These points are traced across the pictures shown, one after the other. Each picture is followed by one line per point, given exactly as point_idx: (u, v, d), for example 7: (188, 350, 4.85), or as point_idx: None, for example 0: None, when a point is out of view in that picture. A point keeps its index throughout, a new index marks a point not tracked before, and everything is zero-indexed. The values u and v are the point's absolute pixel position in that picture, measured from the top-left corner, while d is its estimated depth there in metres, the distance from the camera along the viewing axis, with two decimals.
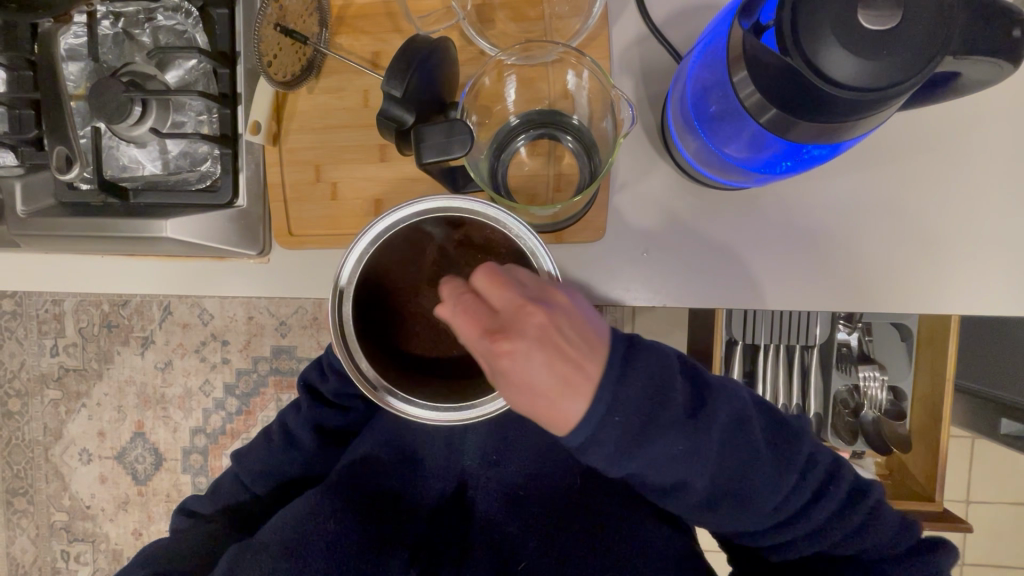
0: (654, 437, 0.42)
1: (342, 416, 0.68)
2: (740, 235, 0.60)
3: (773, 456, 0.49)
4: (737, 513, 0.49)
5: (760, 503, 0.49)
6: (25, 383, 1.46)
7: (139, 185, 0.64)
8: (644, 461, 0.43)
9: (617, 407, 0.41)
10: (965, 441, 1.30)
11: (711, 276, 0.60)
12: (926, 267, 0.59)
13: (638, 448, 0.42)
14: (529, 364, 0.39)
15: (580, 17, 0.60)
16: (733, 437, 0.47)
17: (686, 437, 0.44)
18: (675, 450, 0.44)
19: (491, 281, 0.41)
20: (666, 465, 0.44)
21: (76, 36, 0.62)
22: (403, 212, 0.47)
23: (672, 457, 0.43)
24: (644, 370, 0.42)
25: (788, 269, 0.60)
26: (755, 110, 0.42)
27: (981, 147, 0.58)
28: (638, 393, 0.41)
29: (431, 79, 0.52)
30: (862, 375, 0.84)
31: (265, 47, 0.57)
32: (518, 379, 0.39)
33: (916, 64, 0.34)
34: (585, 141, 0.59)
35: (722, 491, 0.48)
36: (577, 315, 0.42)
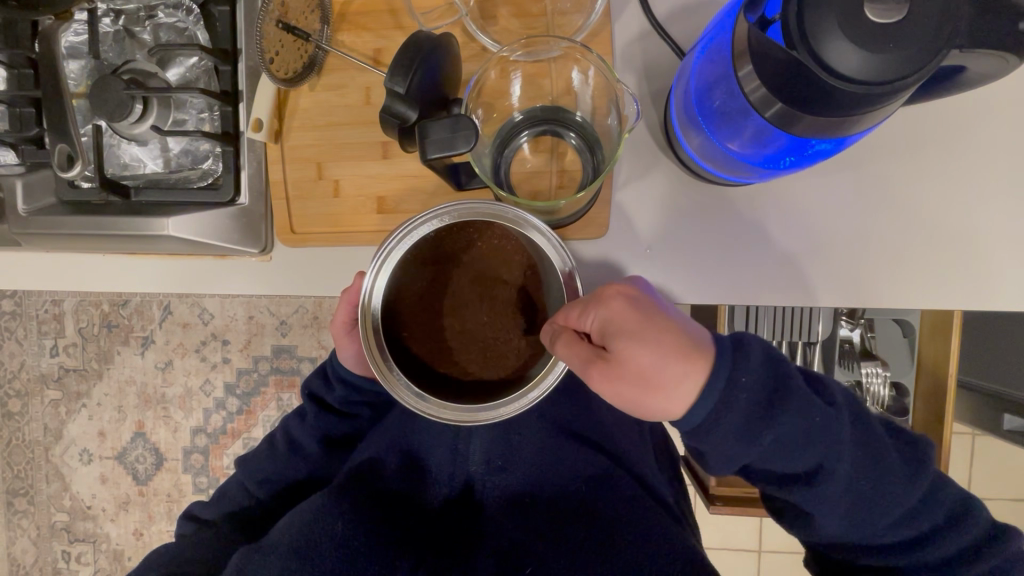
0: (782, 416, 0.44)
1: (347, 425, 0.68)
2: (772, 235, 0.60)
3: (901, 462, 0.49)
4: (853, 517, 0.49)
5: (894, 502, 0.49)
6: (25, 384, 1.46)
7: (140, 183, 0.63)
8: (825, 481, 0.47)
9: (738, 390, 0.43)
10: (966, 438, 1.31)
11: (722, 269, 0.60)
12: (940, 258, 0.59)
13: (769, 426, 0.44)
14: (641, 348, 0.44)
15: (581, 14, 0.60)
16: (862, 431, 0.49)
17: (817, 413, 0.45)
18: (809, 430, 0.45)
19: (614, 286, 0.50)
20: (791, 449, 0.45)
21: (77, 34, 0.62)
22: (429, 218, 0.47)
23: (799, 437, 0.45)
24: (761, 357, 0.45)
25: (797, 262, 0.59)
26: (760, 105, 0.42)
27: (985, 141, 0.58)
28: (753, 382, 0.44)
29: (434, 75, 0.52)
30: (864, 371, 0.85)
31: (267, 44, 0.57)
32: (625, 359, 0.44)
33: (922, 58, 0.34)
34: (588, 137, 0.58)
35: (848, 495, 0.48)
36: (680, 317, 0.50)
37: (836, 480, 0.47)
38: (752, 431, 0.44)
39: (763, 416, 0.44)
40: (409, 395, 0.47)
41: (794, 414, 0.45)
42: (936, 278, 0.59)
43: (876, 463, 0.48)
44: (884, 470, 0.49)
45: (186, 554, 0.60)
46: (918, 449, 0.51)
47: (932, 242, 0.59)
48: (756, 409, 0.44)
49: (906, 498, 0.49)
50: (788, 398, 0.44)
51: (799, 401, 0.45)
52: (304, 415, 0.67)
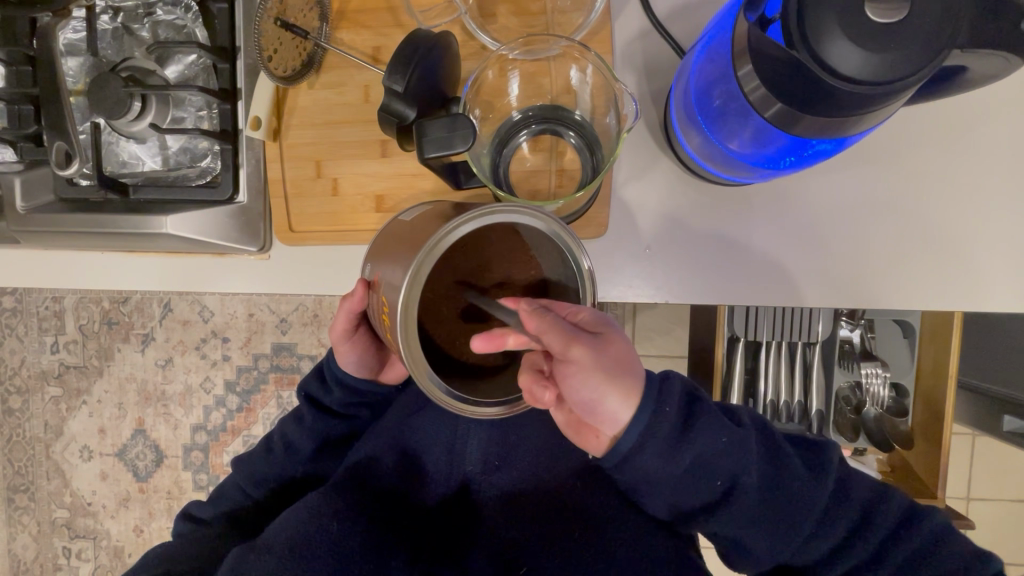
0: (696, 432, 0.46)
1: (344, 423, 0.68)
2: (749, 237, 0.59)
3: (815, 478, 0.50)
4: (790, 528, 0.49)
5: (810, 520, 0.49)
6: (26, 381, 1.46)
7: (138, 181, 0.63)
8: (740, 500, 0.47)
9: (662, 419, 0.44)
10: (967, 439, 1.30)
11: (715, 270, 0.60)
12: (925, 260, 0.59)
13: (684, 444, 0.45)
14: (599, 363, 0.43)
15: (582, 12, 0.60)
16: (773, 453, 0.50)
17: (731, 430, 0.47)
18: (722, 448, 0.46)
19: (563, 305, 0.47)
20: (703, 469, 0.46)
21: (75, 31, 0.61)
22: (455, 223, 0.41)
23: (712, 456, 0.46)
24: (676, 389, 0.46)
25: (789, 262, 0.59)
26: (760, 104, 0.41)
27: (985, 142, 0.57)
28: (671, 405, 0.45)
29: (433, 73, 0.52)
30: (863, 372, 0.85)
31: (265, 41, 0.57)
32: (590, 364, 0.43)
33: (923, 59, 0.34)
34: (587, 137, 0.58)
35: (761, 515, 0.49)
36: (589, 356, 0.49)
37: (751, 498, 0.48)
38: (667, 449, 0.45)
39: (677, 434, 0.45)
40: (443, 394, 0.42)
41: (707, 429, 0.46)
42: (915, 279, 0.59)
43: (788, 481, 0.49)
44: (800, 487, 0.49)
45: (184, 553, 0.60)
46: (830, 466, 0.51)
47: (929, 245, 0.58)
48: (674, 428, 0.45)
49: (820, 515, 0.49)
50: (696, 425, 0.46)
51: (712, 426, 0.46)
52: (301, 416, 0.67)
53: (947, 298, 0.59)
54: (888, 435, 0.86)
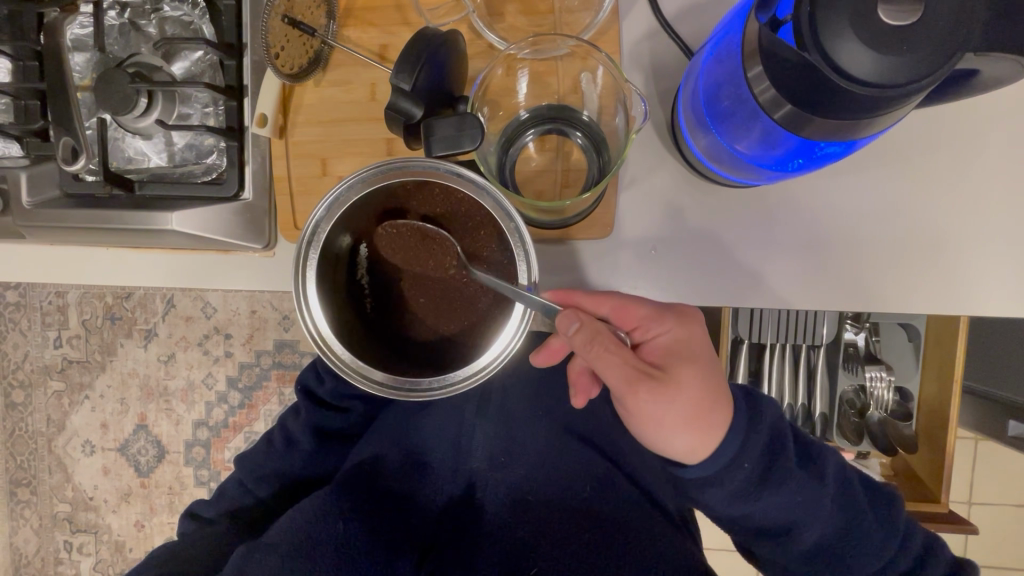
0: (769, 485, 0.49)
1: (343, 416, 0.68)
2: (753, 243, 0.59)
3: (877, 523, 0.53)
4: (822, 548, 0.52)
5: (866, 566, 0.52)
6: (28, 375, 1.46)
7: (144, 177, 0.63)
8: (798, 537, 0.51)
9: (738, 467, 0.48)
10: (969, 443, 1.30)
11: (720, 272, 0.60)
12: (935, 266, 0.58)
13: (755, 493, 0.49)
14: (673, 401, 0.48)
15: (589, 11, 0.60)
16: (843, 499, 0.52)
17: (805, 485, 0.50)
18: (795, 496, 0.49)
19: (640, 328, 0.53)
20: (782, 513, 0.49)
21: (82, 27, 0.61)
22: (351, 181, 0.47)
23: (782, 504, 0.49)
24: (769, 428, 0.50)
25: (790, 265, 0.59)
26: (770, 106, 0.41)
27: (994, 147, 0.57)
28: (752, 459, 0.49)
29: (440, 72, 0.52)
30: (869, 376, 0.84)
31: (272, 39, 0.57)
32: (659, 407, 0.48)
33: (937, 61, 0.33)
34: (594, 137, 0.58)
35: (822, 558, 0.52)
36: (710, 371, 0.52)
37: (811, 535, 0.51)
38: (736, 497, 0.49)
39: (754, 483, 0.49)
40: (342, 357, 0.49)
41: (783, 482, 0.49)
42: (923, 284, 0.59)
43: (848, 527, 0.52)
44: (860, 532, 0.52)
45: (185, 549, 0.60)
46: (890, 510, 0.54)
47: (938, 252, 0.58)
48: (748, 480, 0.49)
49: (875, 559, 0.52)
50: (779, 472, 0.49)
51: (787, 478, 0.49)
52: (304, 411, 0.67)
53: (958, 305, 0.58)
54: (894, 440, 0.84)
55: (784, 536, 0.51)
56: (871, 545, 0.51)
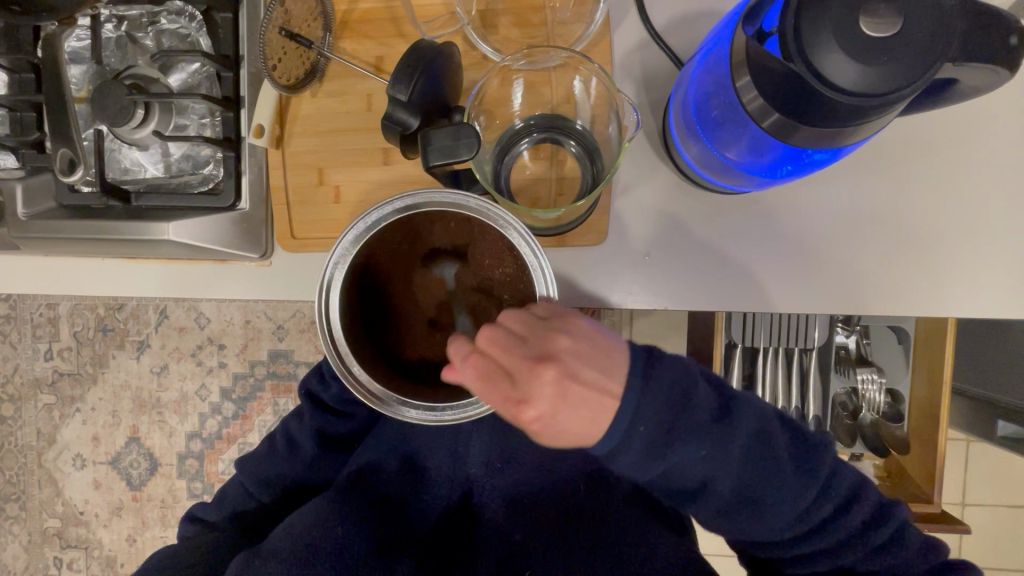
0: (676, 441, 0.46)
1: (345, 423, 0.67)
2: (749, 248, 0.60)
3: (798, 471, 0.52)
4: (743, 492, 0.50)
5: (789, 506, 0.52)
6: (18, 388, 1.44)
7: (140, 188, 0.64)
8: (722, 491, 0.50)
9: (641, 420, 0.44)
10: (961, 444, 1.31)
11: (715, 275, 0.60)
12: (924, 270, 0.60)
13: (666, 449, 0.46)
14: (557, 419, 0.42)
15: (581, 23, 0.61)
16: (759, 447, 0.50)
17: (710, 435, 0.47)
18: (700, 451, 0.47)
19: (494, 344, 0.44)
20: (687, 468, 0.48)
21: (79, 39, 0.62)
22: (384, 208, 0.49)
23: (692, 462, 0.47)
24: (672, 378, 0.45)
25: (784, 268, 0.60)
26: (758, 114, 0.42)
27: (976, 153, 0.58)
28: (655, 414, 0.45)
29: (436, 83, 0.52)
30: (860, 378, 0.85)
31: (269, 51, 0.58)
32: (549, 431, 0.43)
33: (916, 70, 0.35)
34: (588, 146, 0.59)
35: (740, 498, 0.50)
36: (587, 344, 0.45)
37: (729, 483, 0.49)
38: (647, 459, 0.46)
39: (660, 439, 0.45)
40: (361, 378, 0.50)
41: (688, 436, 0.46)
42: (913, 286, 0.60)
43: (765, 474, 0.50)
44: (777, 477, 0.50)
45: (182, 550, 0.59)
46: (812, 453, 0.52)
47: (928, 257, 0.59)
48: (657, 430, 0.45)
49: (794, 500, 0.52)
50: (686, 427, 0.46)
51: (688, 431, 0.46)
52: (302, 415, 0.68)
53: (950, 305, 0.60)
54: (884, 440, 0.86)
55: (697, 495, 0.50)
56: (781, 485, 0.51)
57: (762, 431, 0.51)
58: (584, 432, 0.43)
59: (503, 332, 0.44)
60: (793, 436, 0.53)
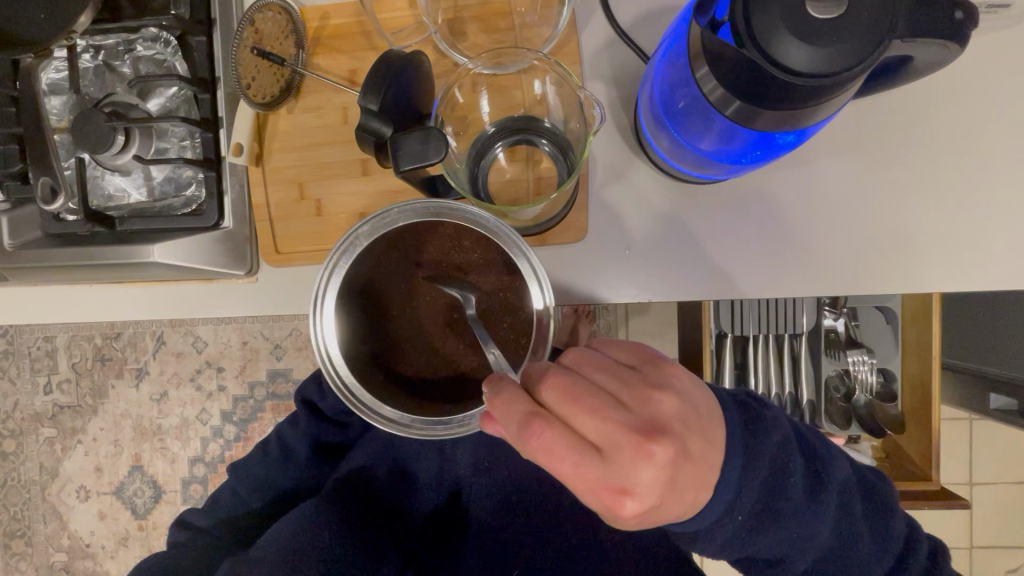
0: (767, 522, 0.47)
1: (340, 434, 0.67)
2: (726, 243, 0.61)
3: (872, 535, 0.53)
4: (825, 553, 0.51)
5: (866, 569, 0.52)
6: (19, 424, 1.44)
7: (124, 213, 0.64)
8: (800, 559, 0.51)
9: (740, 504, 0.44)
10: (964, 424, 1.31)
11: (698, 274, 0.61)
12: (900, 257, 0.60)
13: (759, 526, 0.47)
14: (661, 507, 0.37)
15: (548, 25, 0.62)
16: (842, 514, 0.51)
17: (802, 510, 0.48)
18: (794, 529, 0.49)
19: (592, 413, 0.36)
20: (781, 547, 0.49)
21: (58, 71, 0.63)
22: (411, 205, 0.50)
23: (785, 537, 0.49)
24: (771, 454, 0.45)
25: (768, 262, 0.61)
26: (720, 103, 0.43)
27: (943, 129, 0.59)
28: (754, 495, 0.45)
29: (407, 92, 0.53)
30: (851, 360, 0.86)
31: (243, 70, 0.60)
32: (648, 517, 0.37)
33: (866, 49, 0.36)
34: (560, 143, 0.60)
35: (816, 560, 0.51)
36: (689, 409, 0.40)
37: (810, 552, 0.51)
38: (738, 540, 0.46)
39: (753, 520, 0.46)
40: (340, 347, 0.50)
41: (784, 515, 0.48)
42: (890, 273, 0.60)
43: (843, 539, 0.51)
44: (855, 543, 0.51)
45: (185, 564, 0.60)
46: (889, 516, 0.53)
47: (908, 231, 0.60)
48: (754, 509, 0.46)
49: (874, 565, 0.53)
50: (783, 498, 0.47)
51: (784, 508, 0.47)
52: (297, 421, 0.66)
53: (934, 281, 0.60)
54: (881, 421, 0.84)
55: (777, 564, 0.51)
56: (864, 547, 0.52)
57: (842, 496, 0.51)
58: (676, 514, 0.39)
59: (596, 397, 0.37)
60: (868, 496, 0.54)
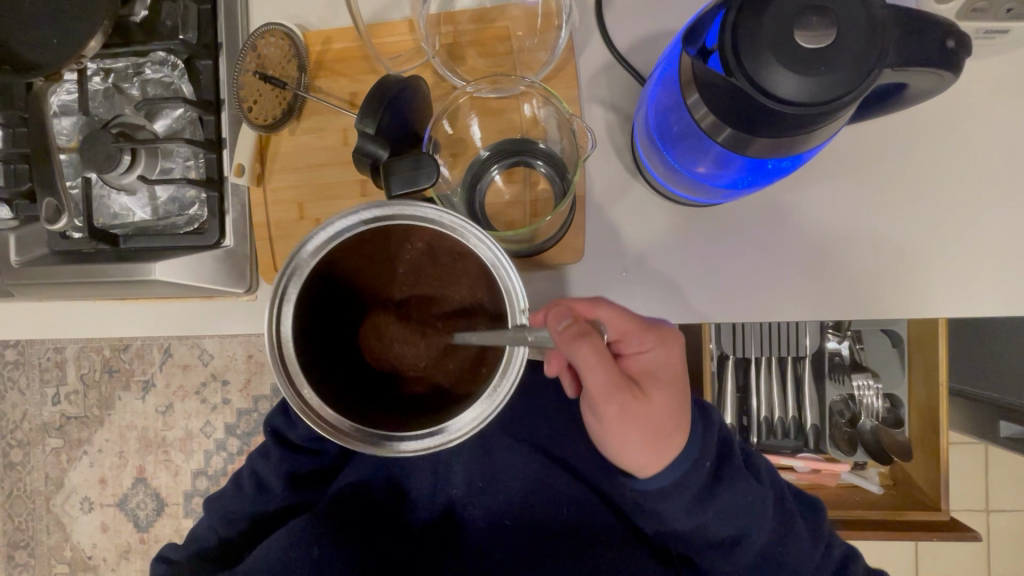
0: (719, 487, 0.51)
1: (315, 460, 0.67)
2: (729, 265, 0.61)
3: (810, 534, 0.57)
4: (770, 547, 0.55)
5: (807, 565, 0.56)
6: (26, 434, 1.46)
7: (129, 231, 0.65)
8: (743, 549, 0.54)
9: (699, 463, 0.50)
10: (981, 448, 1.27)
11: (703, 296, 0.61)
12: (910, 282, 0.59)
13: (712, 491, 0.51)
14: (676, 355, 0.51)
15: (545, 50, 0.62)
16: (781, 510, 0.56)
17: (751, 485, 0.53)
18: (744, 502, 0.52)
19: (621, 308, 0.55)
20: (728, 518, 0.52)
21: (69, 93, 0.65)
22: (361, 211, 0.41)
23: (734, 509, 0.52)
24: (718, 426, 0.54)
25: (774, 284, 0.60)
26: (712, 130, 0.43)
27: (942, 154, 0.59)
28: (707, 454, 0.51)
29: (403, 115, 0.54)
30: (856, 384, 0.84)
31: (245, 93, 0.62)
32: (668, 366, 0.50)
33: (854, 79, 0.36)
34: (557, 164, 0.60)
35: (762, 557, 0.55)
36: None
37: (758, 538, 0.53)
38: (694, 500, 0.51)
39: (708, 483, 0.51)
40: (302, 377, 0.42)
41: (734, 483, 0.52)
42: (902, 294, 0.59)
43: (789, 539, 0.55)
44: (798, 540, 0.55)
45: None
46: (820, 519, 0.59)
47: (917, 255, 0.59)
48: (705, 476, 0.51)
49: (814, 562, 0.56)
50: (728, 476, 0.52)
51: (733, 482, 0.52)
52: (267, 454, 0.66)
53: (944, 305, 0.59)
54: (885, 446, 0.83)
55: (726, 549, 0.54)
56: (804, 546, 0.56)
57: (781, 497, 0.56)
58: (670, 417, 0.49)
59: None
60: (801, 503, 0.60)
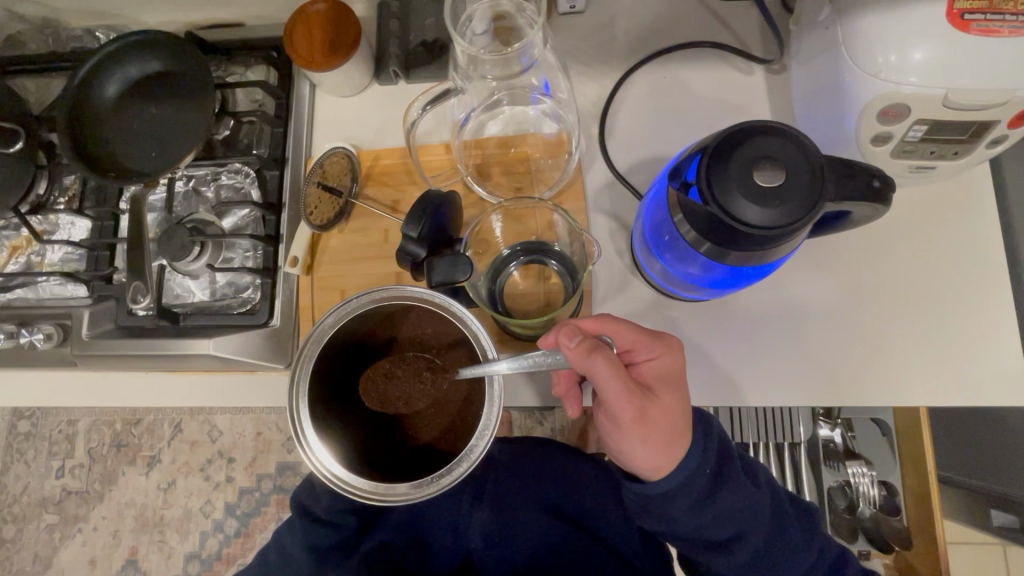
0: (718, 492, 0.55)
1: (337, 536, 0.66)
2: (726, 355, 0.68)
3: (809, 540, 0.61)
4: (769, 551, 0.58)
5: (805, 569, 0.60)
6: (24, 509, 1.45)
7: (188, 309, 0.74)
8: (744, 553, 0.57)
9: (698, 474, 0.54)
10: (997, 547, 1.25)
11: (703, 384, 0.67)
12: (889, 373, 0.66)
13: (711, 496, 0.55)
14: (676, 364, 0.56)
15: (558, 169, 0.75)
16: (778, 516, 0.60)
17: (746, 488, 0.56)
18: (744, 506, 0.56)
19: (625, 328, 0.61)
20: (727, 523, 0.56)
21: (157, 194, 0.77)
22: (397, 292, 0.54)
23: (733, 516, 0.56)
24: (718, 435, 0.57)
25: (764, 372, 0.67)
26: (695, 242, 0.53)
27: (902, 262, 0.69)
28: (705, 458, 0.55)
29: (438, 222, 0.64)
30: (851, 472, 0.88)
31: (309, 201, 0.75)
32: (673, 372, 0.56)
33: (803, 209, 0.45)
34: (566, 264, 0.70)
35: (761, 563, 0.58)
36: None
37: (756, 541, 0.57)
38: (694, 507, 0.54)
39: (708, 490, 0.55)
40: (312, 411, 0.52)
41: (732, 488, 0.55)
42: (882, 382, 0.66)
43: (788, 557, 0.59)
44: (795, 547, 0.59)
45: None
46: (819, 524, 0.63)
47: (892, 349, 0.67)
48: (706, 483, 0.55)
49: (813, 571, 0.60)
50: (727, 479, 0.55)
51: (733, 483, 0.56)
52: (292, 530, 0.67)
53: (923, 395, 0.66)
54: (885, 535, 0.88)
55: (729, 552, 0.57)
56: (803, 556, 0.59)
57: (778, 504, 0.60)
58: (678, 416, 0.54)
59: None
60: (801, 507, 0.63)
